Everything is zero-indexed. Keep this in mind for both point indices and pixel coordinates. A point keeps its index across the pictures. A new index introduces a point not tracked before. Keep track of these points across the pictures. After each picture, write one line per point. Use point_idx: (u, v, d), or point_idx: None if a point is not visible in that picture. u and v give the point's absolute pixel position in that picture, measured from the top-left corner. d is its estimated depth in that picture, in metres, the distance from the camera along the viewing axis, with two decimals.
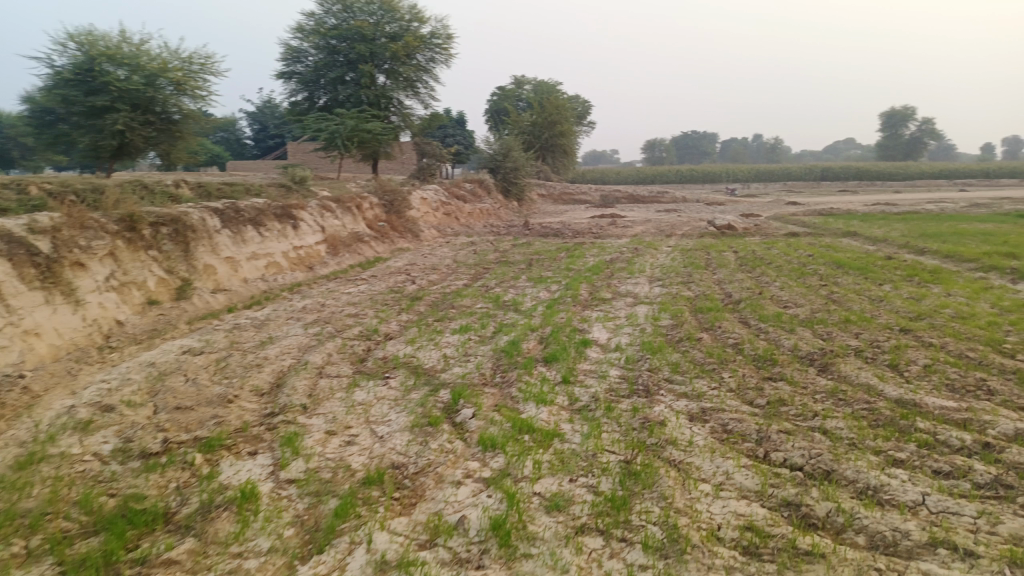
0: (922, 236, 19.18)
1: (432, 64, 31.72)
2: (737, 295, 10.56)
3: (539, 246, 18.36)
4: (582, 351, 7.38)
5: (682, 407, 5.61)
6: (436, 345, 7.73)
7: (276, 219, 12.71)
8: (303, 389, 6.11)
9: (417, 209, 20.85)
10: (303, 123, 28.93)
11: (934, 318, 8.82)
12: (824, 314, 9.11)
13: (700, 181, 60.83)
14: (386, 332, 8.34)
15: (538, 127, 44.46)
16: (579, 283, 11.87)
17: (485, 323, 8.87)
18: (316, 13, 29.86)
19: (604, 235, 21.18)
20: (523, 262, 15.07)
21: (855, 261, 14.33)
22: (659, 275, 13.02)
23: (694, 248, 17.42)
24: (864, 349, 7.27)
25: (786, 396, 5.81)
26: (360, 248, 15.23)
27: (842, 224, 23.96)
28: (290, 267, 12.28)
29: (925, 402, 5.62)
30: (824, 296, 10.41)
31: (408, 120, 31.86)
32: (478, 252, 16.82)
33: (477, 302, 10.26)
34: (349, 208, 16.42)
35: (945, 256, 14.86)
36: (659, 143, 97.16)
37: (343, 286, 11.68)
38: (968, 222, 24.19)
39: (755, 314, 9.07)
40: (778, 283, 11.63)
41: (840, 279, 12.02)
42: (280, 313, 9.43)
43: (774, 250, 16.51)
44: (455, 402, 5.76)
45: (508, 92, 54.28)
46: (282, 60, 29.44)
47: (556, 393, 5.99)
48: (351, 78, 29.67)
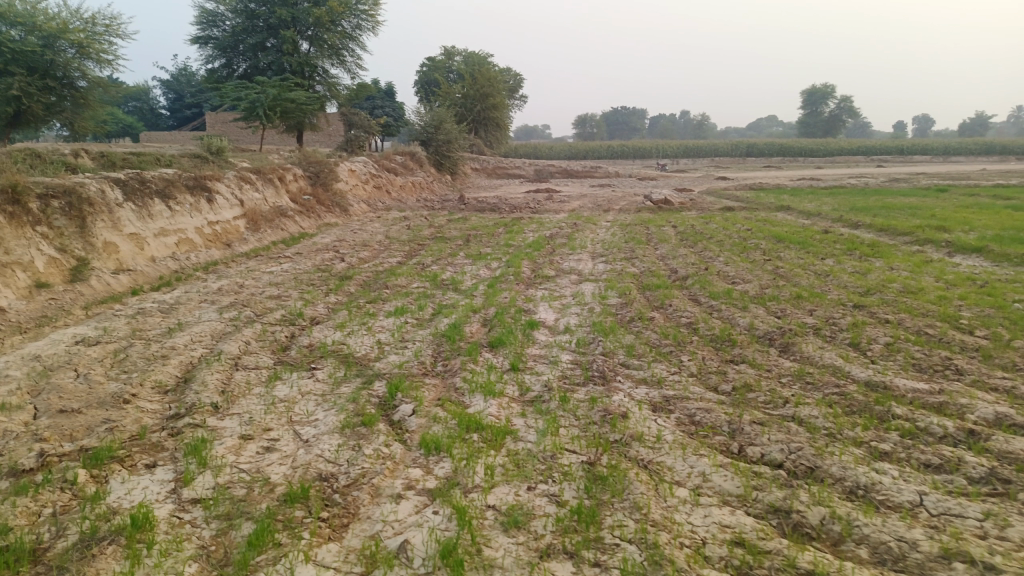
0: (853, 210, 19.40)
1: (359, 32, 30.43)
2: (684, 270, 10.18)
3: (476, 220, 17.69)
4: (527, 334, 6.81)
5: (643, 396, 5.12)
6: (368, 330, 7.03)
7: (187, 192, 11.63)
8: (213, 384, 5.33)
9: (345, 182, 19.80)
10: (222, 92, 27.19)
11: (884, 292, 8.64)
12: (775, 290, 8.82)
13: (631, 157, 61.08)
14: (313, 316, 7.57)
15: (470, 99, 43.42)
16: (520, 260, 11.30)
17: (422, 304, 8.21)
18: None
19: (540, 209, 20.66)
20: (459, 238, 14.38)
21: (794, 235, 14.24)
22: (602, 251, 12.58)
23: (633, 223, 17.08)
24: (822, 327, 6.97)
25: (751, 380, 5.40)
26: (284, 224, 14.21)
27: (774, 199, 24.12)
28: (205, 244, 11.25)
29: (896, 385, 5.31)
30: (771, 271, 10.15)
31: (335, 90, 30.44)
32: (412, 228, 16.03)
33: (413, 282, 9.56)
34: (271, 180, 15.33)
35: (880, 230, 14.96)
36: (590, 120, 97.28)
37: (264, 265, 10.76)
38: (892, 196, 24.73)
39: (705, 291, 8.68)
40: (722, 258, 11.34)
41: (783, 254, 11.82)
42: (193, 296, 8.50)
43: (713, 224, 16.32)
44: (392, 396, 5.11)
45: (439, 63, 52.90)
46: (197, 24, 27.52)
47: (504, 383, 5.41)
48: (273, 44, 28.06)
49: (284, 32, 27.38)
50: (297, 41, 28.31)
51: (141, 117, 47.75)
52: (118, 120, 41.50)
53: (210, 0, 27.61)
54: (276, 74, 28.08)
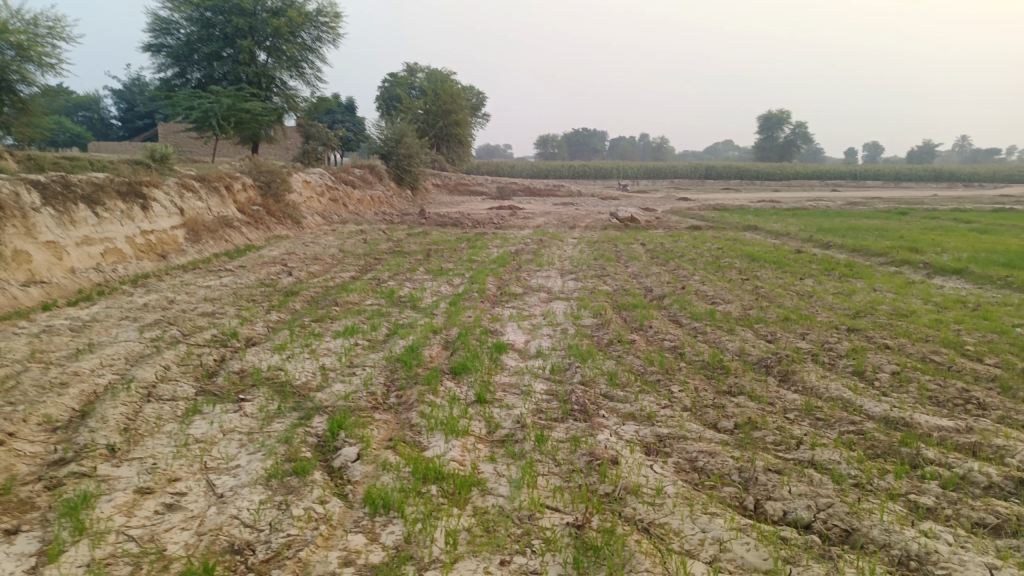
0: (820, 231, 19.13)
1: (319, 43, 29.61)
2: (660, 289, 9.50)
3: (437, 235, 16.85)
4: (494, 359, 6.00)
5: (633, 436, 4.35)
6: (312, 353, 6.12)
7: (119, 198, 10.57)
8: (115, 420, 4.37)
9: (299, 193, 18.80)
10: (173, 100, 25.94)
11: (874, 315, 8.06)
12: (760, 311, 8.16)
13: (593, 177, 60.99)
14: (250, 337, 6.64)
15: (432, 115, 42.71)
16: (484, 276, 10.49)
17: (375, 324, 7.33)
18: None
19: (504, 225, 19.93)
20: (418, 253, 13.53)
21: (767, 254, 13.73)
22: (570, 268, 11.86)
23: (600, 240, 16.43)
24: (819, 352, 6.31)
25: (755, 416, 4.67)
26: (229, 235, 13.17)
27: (740, 218, 23.83)
28: (136, 255, 10.18)
29: (918, 421, 4.63)
30: (751, 291, 9.52)
31: (292, 102, 29.44)
32: (369, 242, 15.11)
33: (366, 299, 8.67)
34: (217, 188, 14.29)
35: (853, 251, 14.57)
36: (551, 140, 97.50)
37: (201, 279, 9.75)
38: (856, 218, 24.69)
39: (686, 311, 7.99)
40: (698, 277, 10.70)
41: (759, 273, 11.24)
42: (113, 312, 7.47)
43: (683, 242, 15.78)
44: (332, 437, 4.25)
45: (401, 79, 52.18)
46: (148, 31, 26.21)
47: (468, 419, 4.57)
48: (229, 53, 26.98)
49: (240, 41, 26.29)
50: (253, 50, 27.27)
51: (90, 127, 45.86)
52: (64, 129, 39.67)
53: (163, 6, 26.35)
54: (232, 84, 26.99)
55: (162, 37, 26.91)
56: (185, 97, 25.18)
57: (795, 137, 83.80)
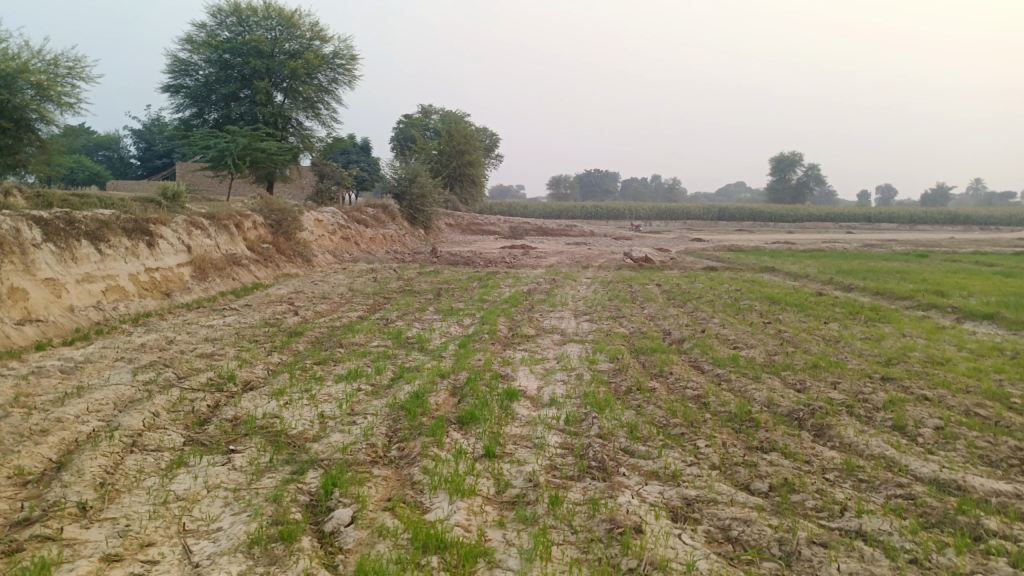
0: (840, 273, 18.71)
1: (335, 85, 29.92)
2: (678, 332, 9.12)
3: (448, 274, 16.57)
4: (505, 407, 5.62)
5: (658, 498, 3.94)
6: (311, 399, 5.76)
7: (124, 235, 10.37)
8: (91, 473, 4.01)
9: (309, 232, 18.65)
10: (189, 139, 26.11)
11: (907, 362, 7.62)
12: (785, 357, 7.75)
13: (605, 217, 60.91)
14: (247, 381, 6.30)
15: (445, 155, 42.92)
16: (495, 317, 10.15)
17: (380, 367, 6.97)
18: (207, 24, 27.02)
19: (516, 265, 19.66)
20: (429, 292, 13.24)
21: (787, 296, 13.32)
22: (584, 309, 11.50)
23: (614, 281, 16.10)
24: (853, 403, 5.88)
25: (791, 476, 4.25)
26: (236, 273, 12.95)
27: (756, 259, 23.45)
28: (139, 293, 9.92)
29: (974, 484, 4.18)
30: (774, 335, 9.11)
31: (307, 142, 29.62)
32: (379, 280, 14.86)
33: (372, 340, 8.33)
34: (226, 225, 14.12)
35: (876, 293, 14.13)
36: (564, 181, 98.04)
37: (204, 318, 9.47)
38: (875, 260, 24.23)
39: (708, 357, 7.58)
40: (717, 319, 10.31)
41: (781, 315, 10.84)
42: (108, 352, 7.15)
43: (700, 283, 15.41)
44: (326, 496, 3.87)
45: (416, 120, 52.70)
46: (168, 73, 26.49)
47: (475, 476, 4.18)
48: (246, 94, 27.23)
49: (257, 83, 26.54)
50: (270, 92, 27.53)
51: (109, 166, 46.39)
52: (83, 167, 40.08)
53: (183, 48, 26.67)
54: (248, 124, 27.19)
55: (181, 78, 27.20)
56: (201, 136, 25.35)
57: (808, 179, 83.72)
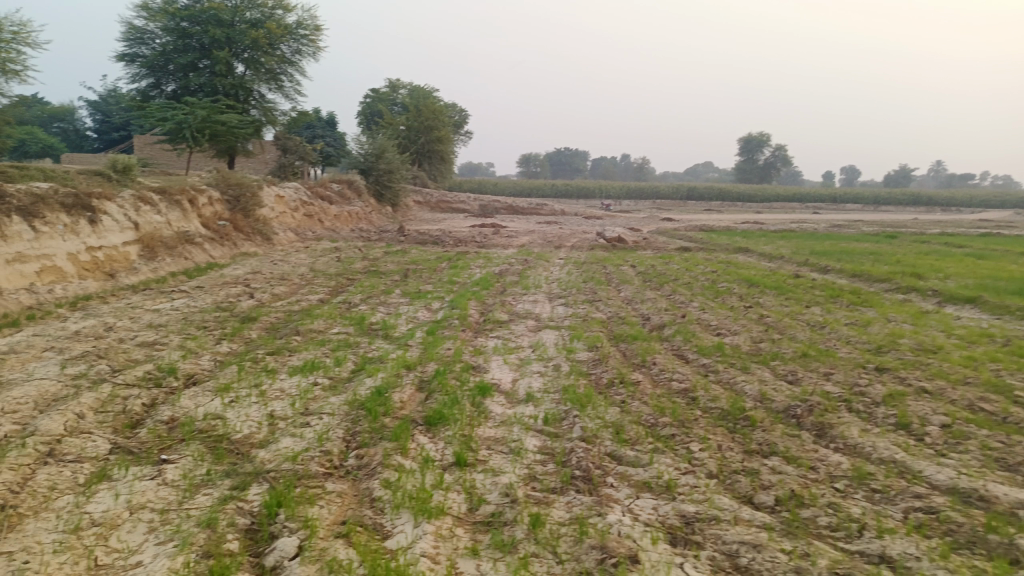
0: (814, 254, 18.49)
1: (299, 56, 28.77)
2: (658, 318, 8.66)
3: (416, 254, 15.93)
4: (477, 405, 5.08)
5: (654, 517, 3.46)
6: (261, 397, 5.16)
7: (63, 211, 9.55)
8: None
9: (270, 208, 17.82)
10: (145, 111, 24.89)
11: (898, 351, 7.26)
12: (772, 345, 7.32)
13: (575, 196, 60.38)
14: (190, 375, 5.66)
15: (413, 131, 41.94)
16: (465, 301, 9.60)
17: (340, 357, 6.39)
18: None
19: (487, 244, 19.07)
20: (395, 273, 12.60)
21: (765, 279, 12.97)
22: (559, 292, 11.01)
23: (588, 261, 15.62)
24: (852, 398, 5.46)
25: (799, 487, 3.80)
26: (189, 252, 12.17)
27: (729, 240, 23.18)
28: (79, 274, 9.14)
29: (997, 494, 3.77)
30: (758, 320, 8.71)
31: (270, 115, 28.52)
32: (343, 260, 14.17)
33: (333, 326, 7.72)
34: (178, 201, 13.29)
35: (853, 276, 13.87)
36: (533, 160, 97.25)
37: (151, 302, 8.75)
38: (847, 241, 24.14)
39: (692, 345, 7.13)
40: (697, 303, 9.88)
41: (762, 299, 10.44)
42: (37, 341, 6.44)
43: (675, 265, 15.00)
44: (269, 519, 3.31)
45: (384, 95, 51.47)
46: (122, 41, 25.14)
47: (444, 492, 3.66)
48: (205, 65, 26.01)
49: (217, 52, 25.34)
50: (231, 62, 26.33)
51: (64, 138, 44.42)
52: (35, 139, 38.20)
53: (138, 15, 25.31)
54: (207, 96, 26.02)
55: (137, 46, 25.87)
56: (158, 108, 24.20)
57: (776, 160, 84.16)
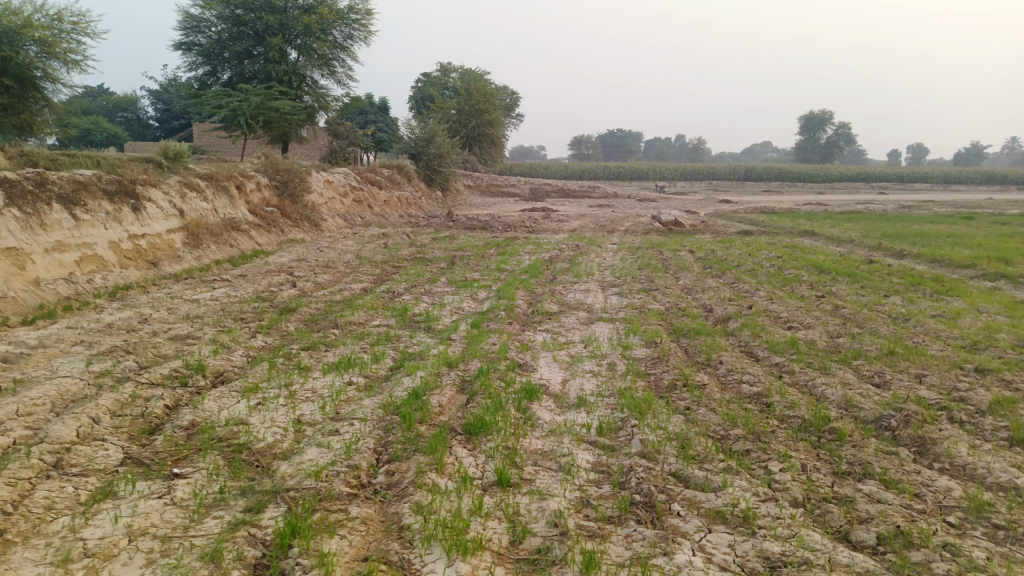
0: (885, 237, 17.39)
1: (350, 41, 28.56)
2: (722, 309, 7.99)
3: (464, 240, 15.51)
4: (523, 411, 4.58)
5: (732, 559, 2.90)
6: (290, 399, 4.76)
7: (106, 198, 9.39)
8: None
9: (319, 194, 17.65)
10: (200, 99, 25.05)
11: (997, 347, 6.47)
12: (852, 341, 6.61)
13: (628, 179, 59.12)
14: (219, 374, 5.31)
15: (464, 114, 41.51)
16: (514, 290, 9.10)
17: (378, 353, 5.97)
18: None
19: (538, 229, 18.54)
20: (442, 260, 12.18)
21: (835, 264, 12.10)
22: (612, 280, 10.42)
23: (643, 246, 14.92)
24: (953, 405, 4.76)
25: (905, 521, 3.18)
26: (235, 239, 11.98)
27: (791, 222, 22.09)
28: (120, 263, 8.97)
29: None
30: (832, 311, 7.97)
31: (323, 100, 28.47)
32: (390, 247, 13.83)
33: (374, 317, 7.33)
34: (225, 187, 13.13)
35: (932, 261, 12.85)
36: (585, 142, 95.88)
37: (191, 291, 8.52)
38: (920, 223, 22.76)
39: (761, 340, 6.48)
40: (763, 292, 9.17)
41: (835, 288, 9.63)
42: (68, 334, 6.20)
43: (736, 250, 14.18)
44: (283, 551, 2.89)
45: (434, 79, 51.15)
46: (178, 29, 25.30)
47: (483, 520, 3.17)
48: (259, 51, 26.03)
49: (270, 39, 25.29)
50: (284, 49, 26.26)
51: (128, 127, 45.51)
52: (99, 128, 39.11)
53: (194, 3, 25.41)
54: (261, 83, 26.05)
55: (193, 35, 25.99)
56: (213, 95, 24.33)
57: (838, 138, 80.93)
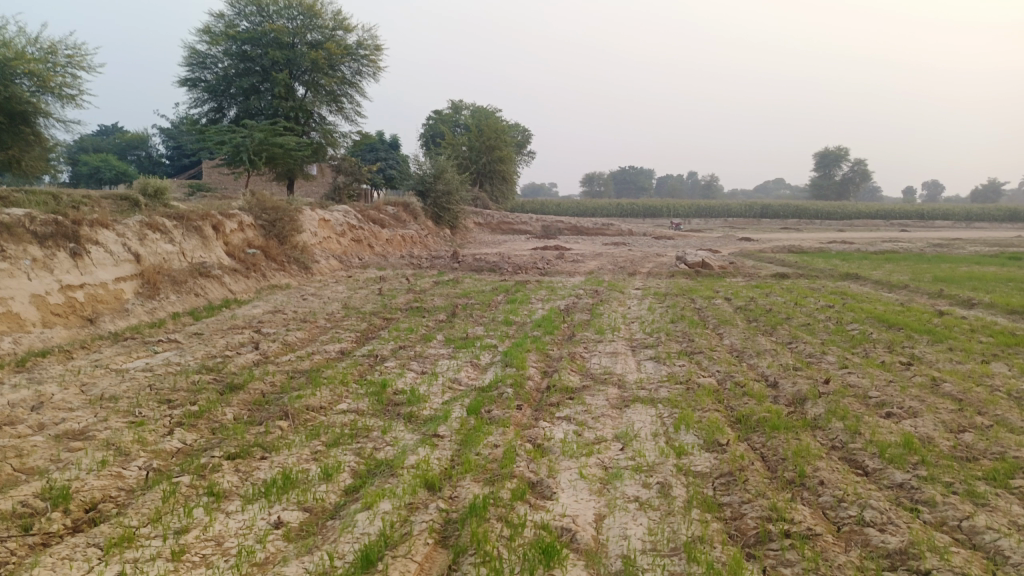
0: (937, 281, 15.62)
1: (358, 77, 27.40)
2: (792, 384, 6.23)
3: (470, 285, 13.90)
4: None
5: None
6: (170, 569, 3.02)
7: (35, 243, 7.82)
8: None
9: (312, 234, 16.12)
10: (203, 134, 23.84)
11: None
12: (987, 440, 4.81)
13: (641, 216, 57.58)
14: (90, 507, 3.60)
15: (475, 151, 40.32)
16: (524, 353, 7.40)
17: (333, 465, 4.25)
18: (226, 13, 24.58)
19: (551, 271, 16.89)
20: (441, 311, 10.52)
21: (902, 317, 10.32)
22: (642, 338, 8.71)
23: (670, 292, 13.20)
24: None
25: None
26: (202, 287, 10.37)
27: (827, 264, 20.31)
28: (45, 322, 7.35)
29: None
30: (934, 389, 6.19)
31: (330, 137, 27.34)
32: (385, 294, 12.19)
33: (341, 399, 5.63)
34: (199, 228, 11.60)
35: (1012, 312, 11.03)
36: (598, 180, 94.98)
37: (124, 359, 6.87)
38: (966, 264, 20.91)
39: (863, 440, 4.71)
40: (832, 357, 7.43)
41: (919, 351, 7.83)
42: None
43: (778, 298, 12.47)
44: None
45: (445, 116, 50.24)
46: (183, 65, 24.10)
47: None
48: (266, 87, 24.81)
49: (275, 75, 24.09)
50: (290, 85, 25.07)
51: (139, 165, 44.50)
52: (109, 165, 38.02)
53: (199, 38, 24.19)
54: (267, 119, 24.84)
55: (199, 71, 24.74)
56: (216, 131, 23.13)
57: (854, 175, 79.40)
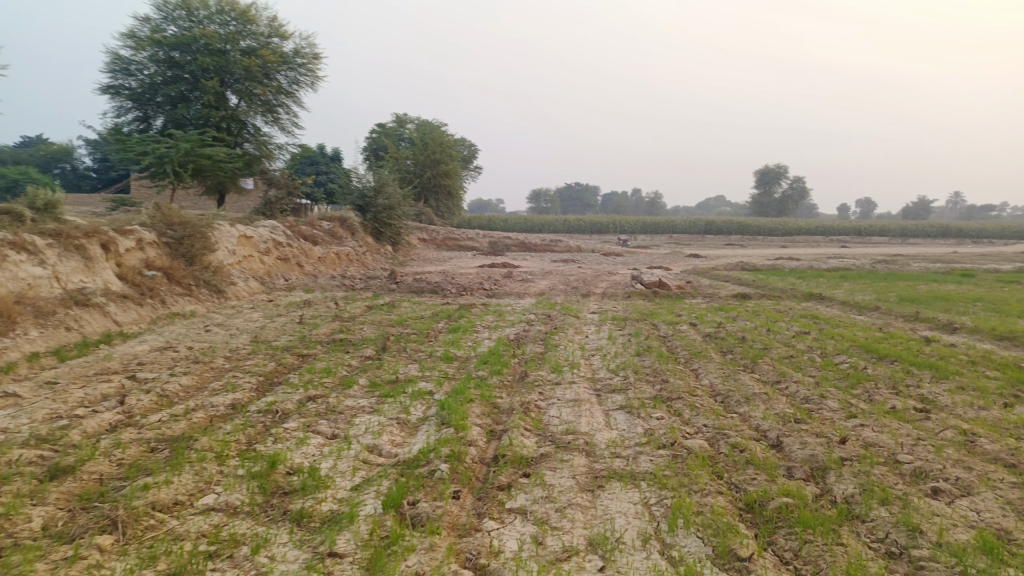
0: (903, 301, 14.84)
1: (296, 86, 25.60)
2: (803, 446, 4.91)
3: (407, 310, 12.36)
4: None
5: None
6: None
7: None
8: None
9: (229, 254, 14.32)
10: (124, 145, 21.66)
11: None
12: None
13: (588, 232, 56.76)
14: None
15: (418, 164, 38.81)
16: (465, 405, 5.91)
17: None
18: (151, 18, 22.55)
19: (499, 293, 15.47)
20: (370, 344, 8.96)
21: (889, 346, 9.24)
22: (608, 377, 7.33)
23: (630, 317, 11.94)
24: None
25: None
26: (77, 319, 8.57)
27: (785, 283, 19.50)
28: None
29: None
30: (976, 449, 4.97)
31: (264, 149, 25.44)
32: (308, 323, 10.57)
33: (207, 489, 4.05)
34: (81, 247, 9.79)
35: (998, 336, 10.12)
36: (545, 195, 94.51)
37: None
38: (922, 282, 20.42)
39: (931, 546, 3.40)
40: (836, 403, 6.19)
41: (929, 392, 6.66)
42: None
43: (748, 322, 11.34)
44: None
45: (389, 130, 48.60)
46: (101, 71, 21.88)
47: None
48: (195, 96, 22.81)
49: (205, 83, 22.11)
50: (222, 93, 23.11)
51: (62, 179, 41.37)
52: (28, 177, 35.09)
53: (121, 43, 22.02)
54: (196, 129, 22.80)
55: (123, 78, 22.53)
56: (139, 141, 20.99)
57: (794, 192, 80.83)
